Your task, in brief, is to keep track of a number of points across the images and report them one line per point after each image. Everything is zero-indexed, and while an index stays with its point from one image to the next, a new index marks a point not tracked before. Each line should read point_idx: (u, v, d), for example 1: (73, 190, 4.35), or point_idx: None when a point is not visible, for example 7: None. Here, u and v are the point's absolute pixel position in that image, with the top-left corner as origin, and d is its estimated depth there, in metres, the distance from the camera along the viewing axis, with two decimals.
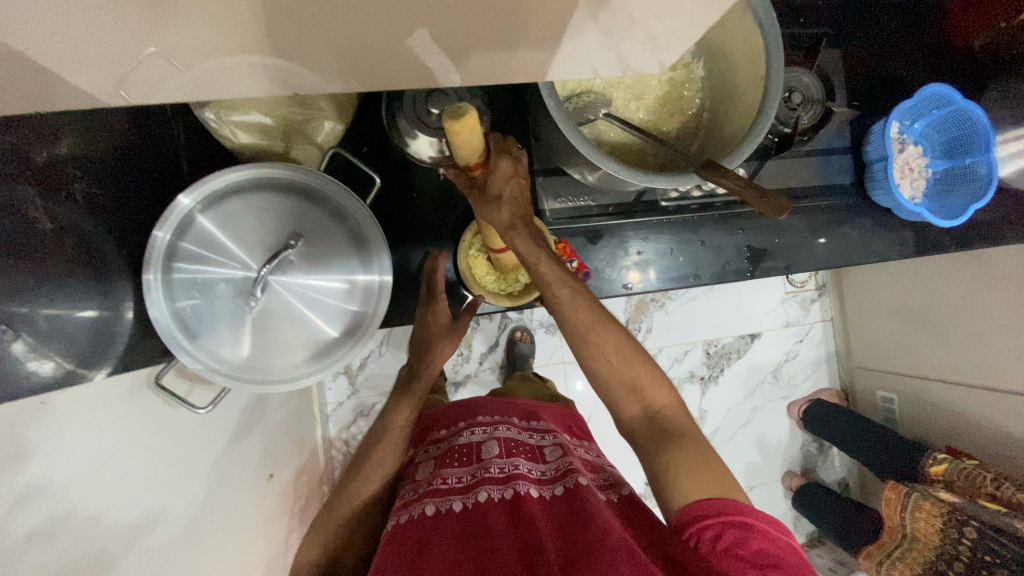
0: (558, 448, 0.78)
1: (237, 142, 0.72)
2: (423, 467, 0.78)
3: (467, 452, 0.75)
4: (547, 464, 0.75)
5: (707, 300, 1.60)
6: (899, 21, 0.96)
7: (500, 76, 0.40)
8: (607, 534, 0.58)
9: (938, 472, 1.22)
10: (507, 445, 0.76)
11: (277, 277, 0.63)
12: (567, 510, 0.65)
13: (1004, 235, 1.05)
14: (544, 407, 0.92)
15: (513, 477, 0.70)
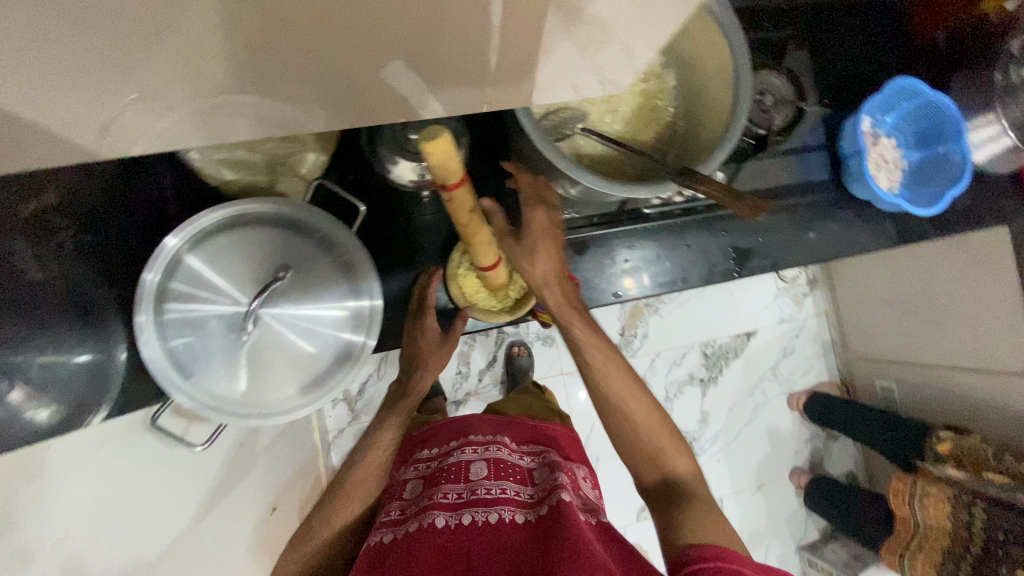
0: (547, 467, 0.79)
1: (224, 179, 0.73)
2: (409, 486, 0.79)
3: (454, 471, 0.76)
4: (537, 486, 0.75)
5: (700, 302, 1.61)
6: (863, 19, 0.99)
7: None
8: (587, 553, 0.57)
9: (944, 449, 1.18)
10: (495, 465, 0.76)
11: (269, 308, 0.63)
12: (551, 526, 0.64)
13: (984, 219, 1.07)
14: (537, 424, 0.92)
15: (499, 501, 0.70)
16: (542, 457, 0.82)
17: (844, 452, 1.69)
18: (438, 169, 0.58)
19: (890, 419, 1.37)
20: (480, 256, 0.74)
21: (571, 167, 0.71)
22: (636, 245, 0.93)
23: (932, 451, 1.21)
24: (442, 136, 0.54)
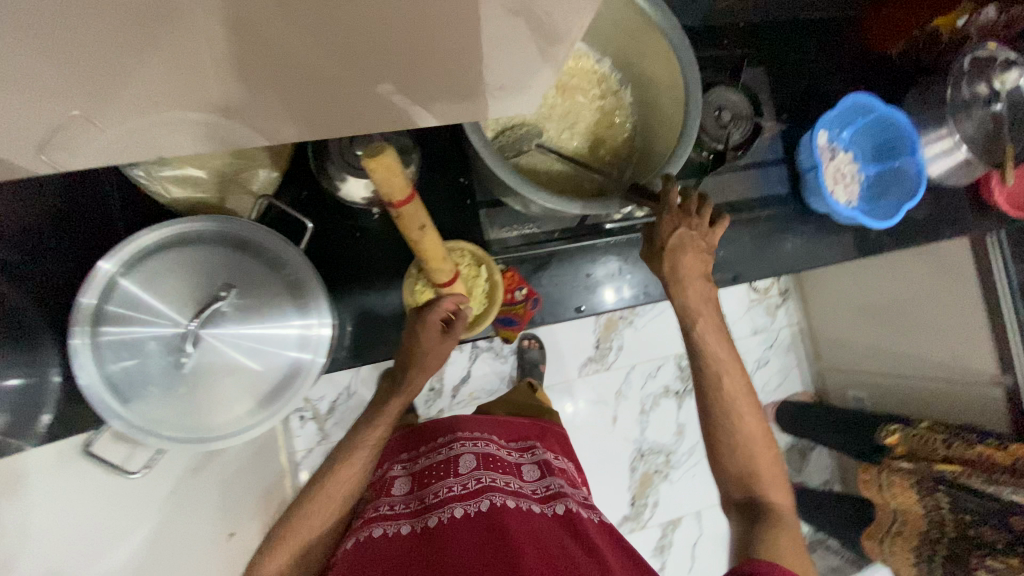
0: (537, 468, 0.79)
1: (172, 196, 0.72)
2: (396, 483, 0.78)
3: (443, 466, 0.75)
4: (527, 481, 0.75)
5: (674, 314, 1.61)
6: (818, 37, 1.01)
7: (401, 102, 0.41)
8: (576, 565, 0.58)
9: (895, 441, 1.20)
10: (484, 457, 0.75)
11: (209, 329, 0.62)
12: (553, 533, 0.65)
13: (942, 230, 1.08)
14: (526, 422, 0.91)
15: (488, 488, 0.69)
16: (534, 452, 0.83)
17: (821, 462, 1.69)
18: (381, 184, 0.57)
19: (847, 418, 1.36)
20: (436, 273, 0.72)
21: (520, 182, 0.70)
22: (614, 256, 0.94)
23: (886, 446, 1.23)
24: (386, 152, 0.53)
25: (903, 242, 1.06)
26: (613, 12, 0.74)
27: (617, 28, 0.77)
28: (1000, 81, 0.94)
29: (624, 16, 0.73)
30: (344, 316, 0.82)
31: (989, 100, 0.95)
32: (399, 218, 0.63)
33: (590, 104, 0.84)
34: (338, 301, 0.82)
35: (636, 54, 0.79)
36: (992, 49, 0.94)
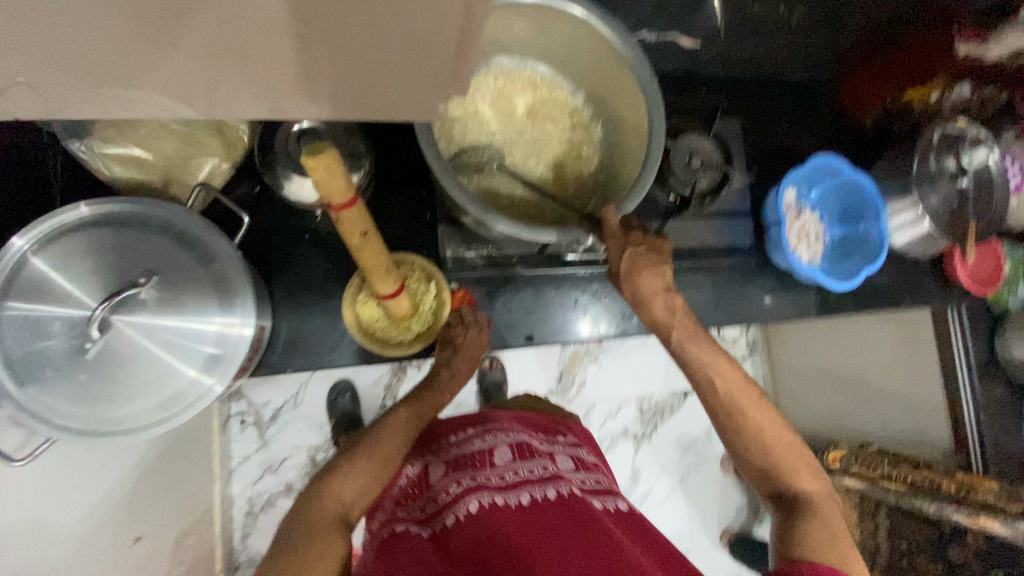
0: (573, 457, 0.75)
1: (113, 173, 0.68)
2: (424, 475, 0.73)
3: (477, 457, 0.71)
4: (564, 467, 0.71)
5: (640, 354, 1.58)
6: (794, 96, 1.03)
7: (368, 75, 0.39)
8: (623, 554, 0.58)
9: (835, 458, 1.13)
10: (518, 448, 0.71)
11: (121, 316, 0.58)
12: (631, 530, 0.65)
13: (902, 299, 1.09)
14: (549, 417, 0.85)
15: (527, 481, 0.66)
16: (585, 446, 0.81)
17: None
18: (321, 185, 0.54)
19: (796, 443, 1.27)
20: (378, 283, 0.70)
21: (464, 194, 0.69)
22: (593, 289, 0.94)
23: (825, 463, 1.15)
24: (327, 151, 0.51)
25: (863, 306, 1.06)
26: (584, 47, 0.76)
27: (587, 66, 0.79)
28: (968, 156, 0.93)
29: (592, 49, 0.75)
30: (281, 320, 0.78)
31: (956, 175, 0.94)
32: (338, 222, 0.60)
33: (558, 135, 0.85)
34: (279, 304, 0.79)
35: (604, 92, 0.80)
36: (962, 125, 0.94)
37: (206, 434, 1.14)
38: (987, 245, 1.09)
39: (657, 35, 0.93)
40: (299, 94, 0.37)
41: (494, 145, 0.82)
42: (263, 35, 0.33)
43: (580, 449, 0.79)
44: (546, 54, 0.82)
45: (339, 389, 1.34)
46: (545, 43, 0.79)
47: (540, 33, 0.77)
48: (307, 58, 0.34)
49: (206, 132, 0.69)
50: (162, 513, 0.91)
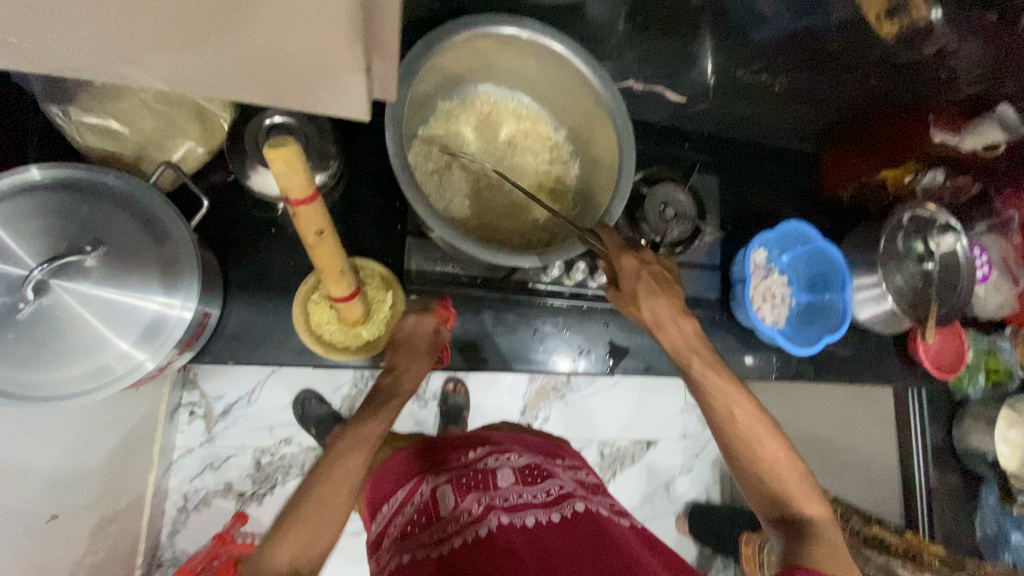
0: (574, 479, 0.82)
1: (86, 144, 0.68)
2: (435, 493, 0.74)
3: (485, 478, 0.75)
4: (568, 487, 0.78)
5: (608, 396, 1.55)
6: (773, 162, 1.07)
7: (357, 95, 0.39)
8: (615, 539, 0.68)
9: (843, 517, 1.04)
10: (522, 473, 0.77)
11: (59, 281, 0.57)
12: (635, 546, 0.68)
13: (864, 373, 1.09)
14: (546, 440, 0.93)
15: (535, 504, 0.71)
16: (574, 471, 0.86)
17: None
18: (281, 179, 0.54)
19: None
20: (330, 285, 0.69)
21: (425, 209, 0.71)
22: (557, 321, 0.94)
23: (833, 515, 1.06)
24: (289, 145, 0.50)
25: (823, 375, 1.06)
26: (572, 86, 0.81)
27: (574, 104, 0.83)
28: (934, 241, 0.98)
29: (580, 88, 0.79)
30: (233, 310, 0.78)
31: (921, 257, 0.98)
32: (295, 218, 0.59)
33: (534, 166, 0.87)
34: (233, 293, 0.78)
35: (587, 131, 0.84)
36: (931, 211, 0.97)
37: (151, 420, 1.11)
38: (950, 331, 1.07)
39: (644, 85, 0.97)
40: (322, 89, 0.38)
41: (471, 167, 0.84)
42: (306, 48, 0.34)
43: (579, 472, 0.87)
44: (535, 90, 0.86)
45: (302, 399, 1.32)
46: (535, 78, 0.83)
47: (531, 68, 0.81)
48: (324, 66, 0.35)
49: (185, 115, 0.70)
50: (89, 493, 0.88)
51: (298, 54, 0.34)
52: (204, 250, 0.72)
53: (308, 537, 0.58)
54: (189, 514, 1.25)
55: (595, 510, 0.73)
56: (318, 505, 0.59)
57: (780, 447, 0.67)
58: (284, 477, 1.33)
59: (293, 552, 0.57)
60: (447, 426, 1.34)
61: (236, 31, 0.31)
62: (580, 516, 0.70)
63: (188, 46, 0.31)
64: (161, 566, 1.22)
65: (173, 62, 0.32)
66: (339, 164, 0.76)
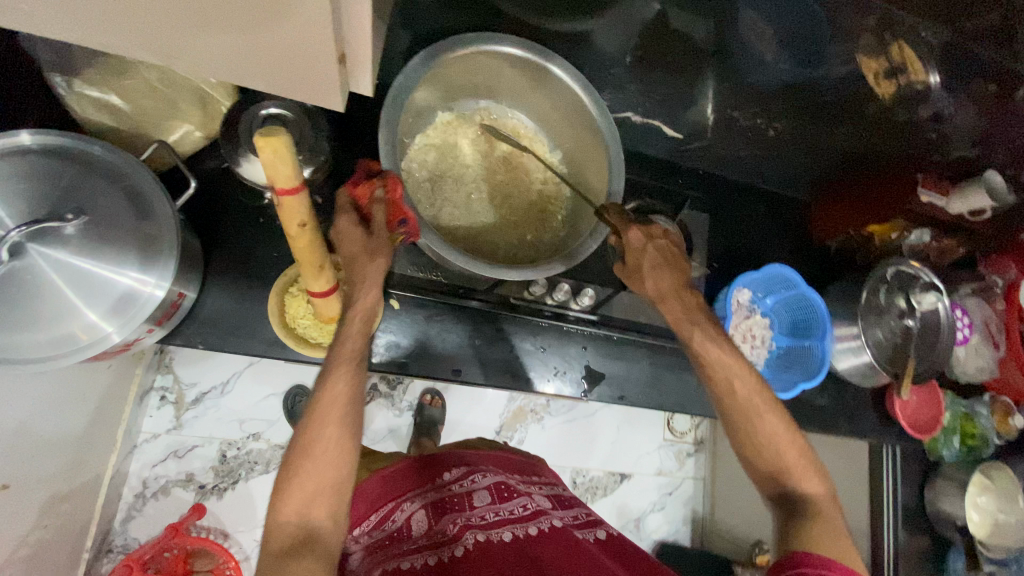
0: (549, 497, 0.81)
1: (86, 117, 0.68)
2: (409, 518, 0.73)
3: (459, 500, 0.75)
4: (543, 504, 0.76)
5: (586, 424, 1.54)
6: (766, 206, 1.07)
7: (313, 67, 0.42)
8: (585, 553, 0.66)
9: None
10: (497, 491, 0.77)
11: (36, 245, 0.57)
12: (610, 557, 0.67)
13: (840, 424, 1.09)
14: (524, 461, 0.92)
15: (508, 520, 0.71)
16: (549, 488, 0.85)
17: None
18: (269, 168, 0.54)
19: None
20: (309, 279, 0.70)
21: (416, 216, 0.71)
22: (538, 339, 0.94)
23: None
24: (277, 136, 0.52)
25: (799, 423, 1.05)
26: (570, 110, 0.83)
27: (572, 128, 0.85)
28: (917, 299, 0.97)
29: (577, 110, 0.81)
30: (209, 295, 0.78)
31: (902, 313, 0.98)
32: (279, 207, 0.60)
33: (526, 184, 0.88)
34: (214, 279, 0.78)
35: (581, 155, 0.86)
36: (915, 268, 0.98)
37: (118, 400, 1.09)
38: (928, 390, 1.07)
39: (641, 118, 0.98)
40: (301, 66, 0.41)
41: (464, 179, 0.85)
42: (294, 36, 0.37)
43: (556, 491, 0.85)
44: (535, 110, 0.88)
45: (293, 395, 1.31)
46: (536, 99, 0.86)
47: (532, 89, 0.83)
48: (309, 54, 0.39)
49: (186, 98, 0.71)
50: (44, 467, 0.86)
51: (285, 42, 0.37)
52: (187, 232, 0.72)
53: (307, 503, 0.57)
54: (145, 502, 1.22)
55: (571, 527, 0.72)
56: (312, 473, 0.58)
57: (781, 426, 0.68)
58: (248, 473, 1.30)
59: (297, 511, 0.57)
60: (418, 438, 1.32)
61: (254, 24, 0.34)
62: (557, 531, 0.70)
63: (190, 39, 0.36)
64: (110, 552, 1.19)
65: (177, 50, 0.37)
66: (330, 161, 0.77)
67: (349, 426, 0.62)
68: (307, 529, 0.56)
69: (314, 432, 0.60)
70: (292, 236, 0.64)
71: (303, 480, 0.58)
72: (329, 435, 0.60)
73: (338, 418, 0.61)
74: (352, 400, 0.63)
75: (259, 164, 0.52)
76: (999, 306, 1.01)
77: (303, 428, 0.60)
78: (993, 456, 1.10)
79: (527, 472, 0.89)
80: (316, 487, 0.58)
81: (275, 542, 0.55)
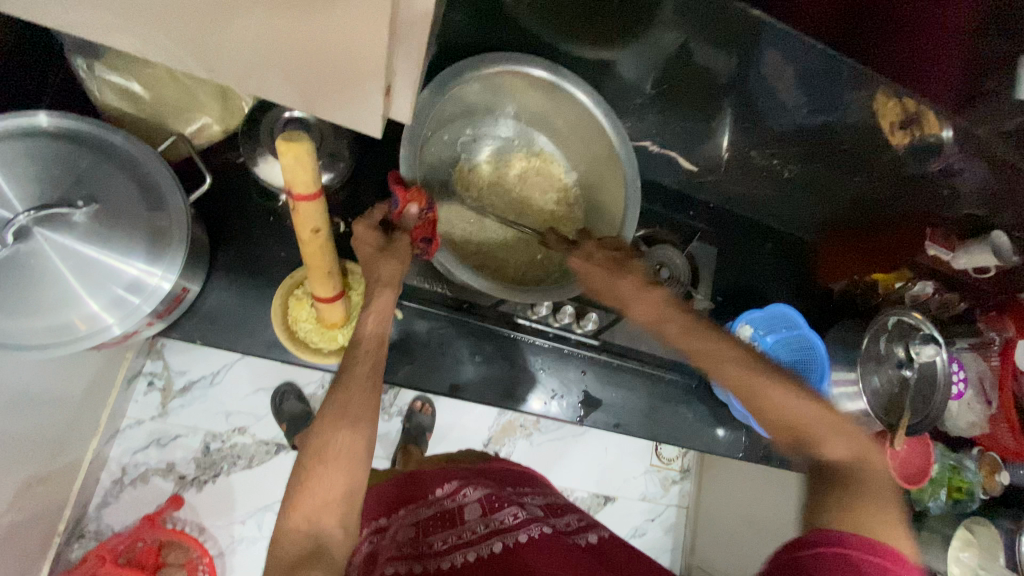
0: (541, 505, 0.80)
1: (104, 101, 0.67)
2: (402, 534, 0.74)
3: (448, 515, 0.75)
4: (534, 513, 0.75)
5: (574, 444, 1.53)
6: (773, 244, 1.11)
7: (360, 88, 0.40)
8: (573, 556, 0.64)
9: None
10: (488, 502, 0.75)
11: (43, 230, 0.56)
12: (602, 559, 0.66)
13: (829, 468, 1.09)
14: (516, 471, 0.92)
15: (495, 530, 0.69)
16: (540, 497, 0.83)
17: None
18: (289, 173, 0.53)
19: None
20: (316, 285, 0.69)
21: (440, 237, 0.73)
22: (536, 359, 0.93)
23: None
24: (301, 142, 0.50)
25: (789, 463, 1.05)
26: (590, 136, 0.83)
27: (590, 153, 0.85)
28: (915, 349, 0.97)
29: (597, 136, 0.81)
30: (213, 289, 0.77)
31: (901, 363, 0.98)
32: (295, 211, 0.59)
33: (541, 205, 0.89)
34: (217, 274, 0.77)
35: (598, 180, 0.86)
36: (916, 319, 0.99)
37: (105, 384, 1.07)
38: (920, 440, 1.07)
39: (659, 148, 1.02)
40: (346, 84, 0.39)
41: (480, 195, 0.86)
42: (341, 45, 0.35)
43: (549, 499, 0.84)
44: (553, 131, 0.88)
45: (281, 392, 1.30)
46: (557, 122, 0.86)
47: (554, 112, 0.84)
48: (355, 66, 0.37)
49: (207, 90, 0.70)
50: (23, 449, 0.84)
51: (327, 46, 0.35)
52: (197, 226, 0.72)
53: (318, 509, 0.57)
54: (122, 488, 1.20)
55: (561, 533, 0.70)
56: (324, 479, 0.58)
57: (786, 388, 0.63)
58: (230, 467, 1.28)
59: (307, 517, 0.57)
60: (406, 445, 1.31)
61: (298, 19, 0.32)
62: (546, 535, 0.67)
63: (224, 44, 0.34)
64: (81, 538, 1.16)
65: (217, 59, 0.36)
66: (349, 168, 0.78)
67: (362, 431, 0.61)
68: (317, 537, 0.56)
69: (326, 438, 0.59)
70: (306, 239, 0.62)
71: (312, 489, 0.57)
72: (342, 437, 0.60)
73: (351, 422, 0.60)
74: (369, 403, 0.62)
75: (279, 168, 0.51)
76: (994, 363, 1.00)
77: (317, 431, 0.60)
78: (978, 511, 1.09)
79: (516, 484, 0.87)
80: (328, 495, 0.58)
81: (285, 549, 0.55)
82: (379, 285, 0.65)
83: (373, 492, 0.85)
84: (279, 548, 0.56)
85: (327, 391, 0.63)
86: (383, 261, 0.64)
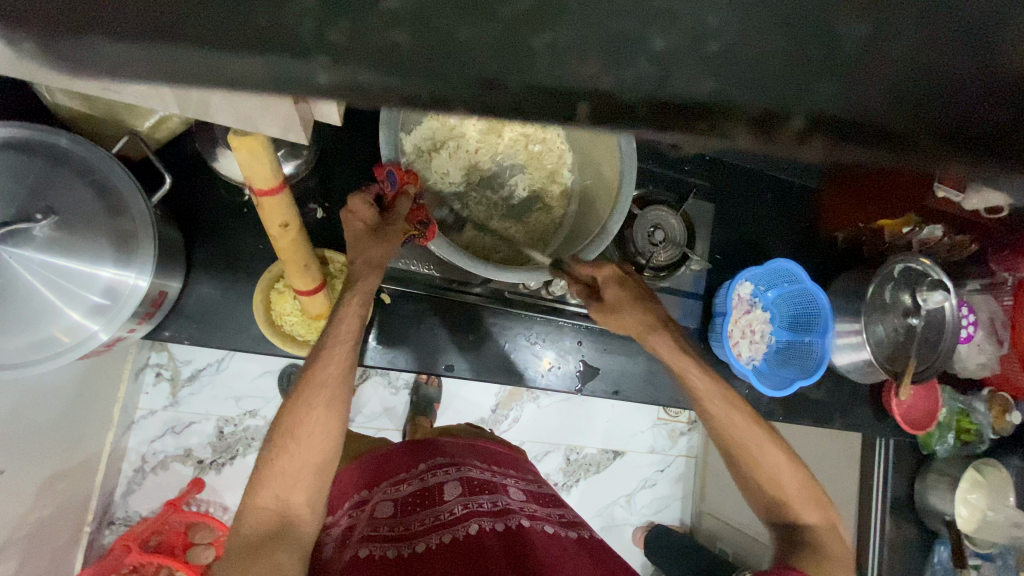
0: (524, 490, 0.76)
1: (55, 102, 0.63)
2: (377, 506, 0.70)
3: (428, 492, 0.70)
4: (514, 499, 0.71)
5: (581, 404, 1.53)
6: (773, 196, 1.07)
7: None
8: (545, 553, 0.62)
9: None
10: (468, 483, 0.71)
11: (6, 247, 0.54)
12: (577, 555, 0.63)
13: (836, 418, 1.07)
14: (505, 450, 0.88)
15: (474, 512, 0.66)
16: (513, 478, 0.79)
17: None
18: (245, 166, 0.49)
19: None
20: (293, 279, 0.67)
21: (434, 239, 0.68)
22: (531, 334, 0.92)
23: None
24: (256, 139, 0.45)
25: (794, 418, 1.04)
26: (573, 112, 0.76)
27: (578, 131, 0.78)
28: (922, 297, 0.94)
29: None
30: (195, 285, 0.76)
31: (907, 311, 0.95)
32: (259, 207, 0.55)
33: (524, 188, 0.85)
34: (196, 271, 0.76)
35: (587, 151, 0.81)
36: (924, 266, 0.94)
37: (112, 379, 1.08)
38: (927, 387, 1.04)
39: None
40: None
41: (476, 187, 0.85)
42: None
43: (532, 484, 0.80)
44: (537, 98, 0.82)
45: (288, 373, 1.30)
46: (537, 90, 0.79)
47: None
48: None
49: None
50: (37, 452, 0.86)
51: None
52: (166, 226, 0.69)
53: (287, 486, 0.55)
54: (144, 475, 1.24)
55: (539, 526, 0.66)
56: (295, 457, 0.56)
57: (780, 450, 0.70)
58: (244, 449, 1.31)
59: (276, 495, 0.55)
60: (413, 417, 1.32)
61: None
62: (524, 530, 0.64)
63: None
64: (112, 524, 1.21)
65: None
66: (313, 154, 0.75)
67: (338, 413, 0.58)
68: (284, 516, 0.54)
69: (299, 418, 0.57)
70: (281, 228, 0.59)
71: (282, 466, 0.55)
72: (314, 417, 0.57)
73: (325, 403, 0.58)
74: (345, 386, 0.59)
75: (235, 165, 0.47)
76: (1006, 303, 0.97)
77: (290, 409, 0.57)
78: (985, 452, 1.09)
79: (496, 463, 0.82)
80: (299, 474, 0.56)
81: (252, 527, 0.53)
82: (365, 267, 0.61)
83: (360, 459, 0.83)
84: (245, 531, 0.53)
85: (302, 365, 0.60)
86: (369, 245, 0.60)
